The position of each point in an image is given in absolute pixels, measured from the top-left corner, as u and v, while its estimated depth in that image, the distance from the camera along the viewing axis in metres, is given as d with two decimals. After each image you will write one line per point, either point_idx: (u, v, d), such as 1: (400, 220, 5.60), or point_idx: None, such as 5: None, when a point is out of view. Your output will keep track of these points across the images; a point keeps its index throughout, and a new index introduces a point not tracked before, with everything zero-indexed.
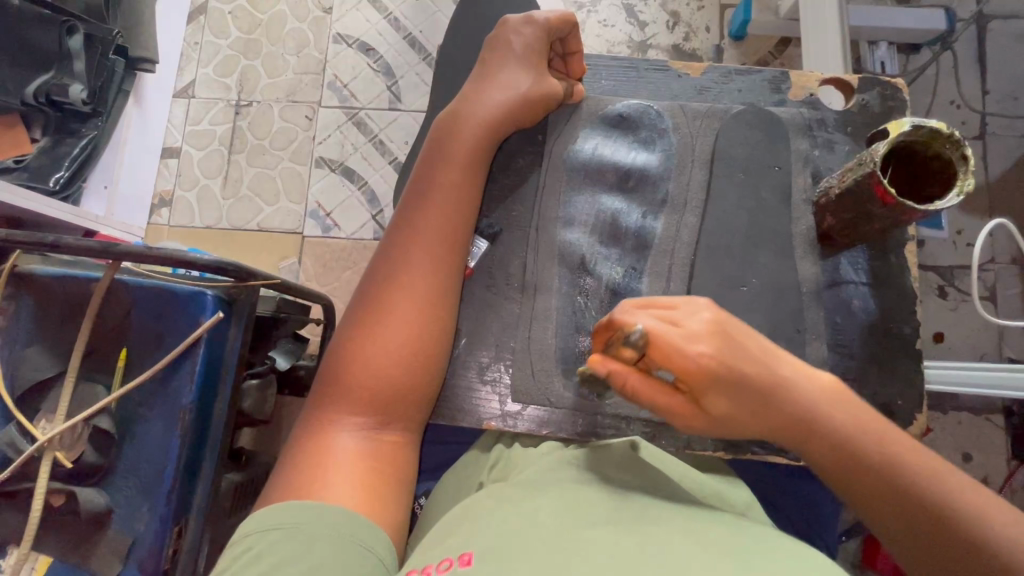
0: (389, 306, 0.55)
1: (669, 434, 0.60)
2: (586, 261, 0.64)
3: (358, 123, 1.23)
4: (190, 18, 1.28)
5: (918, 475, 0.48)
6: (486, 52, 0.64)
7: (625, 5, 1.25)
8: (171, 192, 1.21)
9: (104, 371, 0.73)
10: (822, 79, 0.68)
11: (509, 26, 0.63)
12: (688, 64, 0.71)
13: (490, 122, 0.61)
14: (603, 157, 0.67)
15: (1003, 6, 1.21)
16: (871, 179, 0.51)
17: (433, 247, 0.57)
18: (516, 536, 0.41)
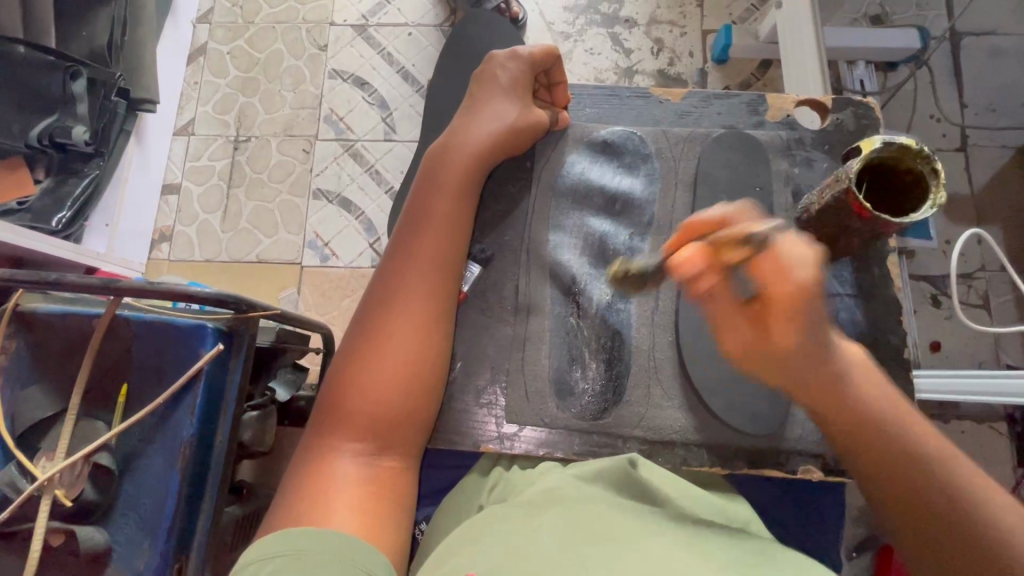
0: (387, 331, 0.56)
1: (666, 453, 0.61)
2: (578, 282, 0.66)
3: (354, 154, 1.26)
4: (190, 59, 1.33)
5: (936, 460, 0.46)
6: (474, 84, 0.66)
7: (610, 34, 1.30)
8: (171, 227, 1.25)
9: (104, 408, 0.73)
10: (797, 101, 0.71)
11: (497, 60, 0.66)
12: (669, 91, 0.73)
13: (480, 151, 0.63)
14: (590, 181, 0.69)
15: (974, 23, 1.26)
16: (848, 194, 0.53)
17: (429, 273, 0.58)
18: (519, 557, 0.41)
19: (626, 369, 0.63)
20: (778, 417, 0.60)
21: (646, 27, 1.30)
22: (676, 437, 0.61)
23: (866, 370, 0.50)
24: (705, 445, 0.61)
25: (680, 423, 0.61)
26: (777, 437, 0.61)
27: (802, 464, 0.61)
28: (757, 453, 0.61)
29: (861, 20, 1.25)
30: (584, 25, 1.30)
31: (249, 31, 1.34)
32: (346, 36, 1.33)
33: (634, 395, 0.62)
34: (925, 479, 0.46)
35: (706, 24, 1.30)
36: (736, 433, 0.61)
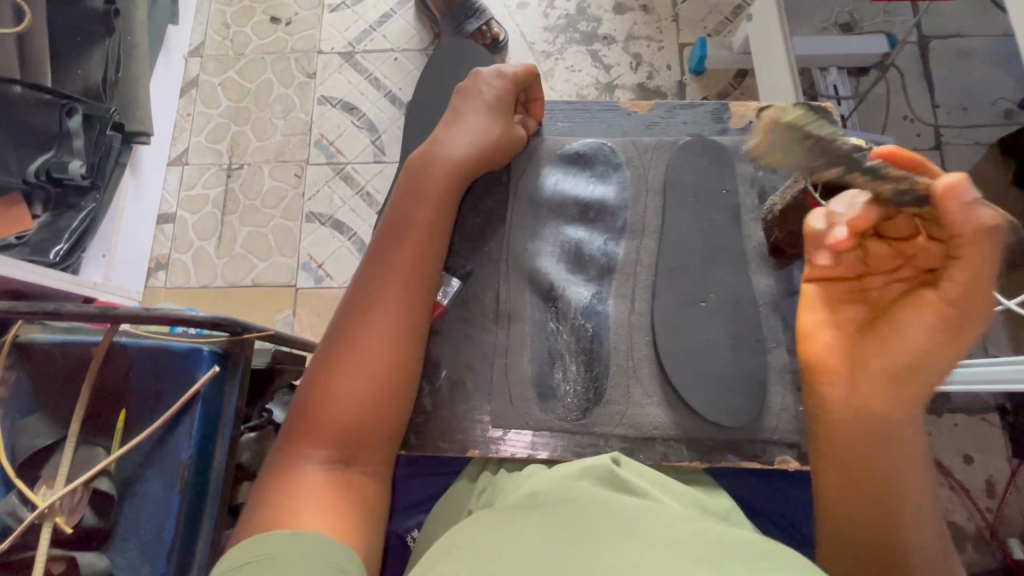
0: (363, 338, 0.58)
1: (647, 449, 0.62)
2: (555, 288, 0.68)
3: (345, 177, 1.29)
4: (183, 92, 1.37)
5: (904, 481, 0.47)
6: (458, 99, 0.69)
7: (590, 51, 1.34)
8: (168, 255, 1.27)
9: (103, 433, 0.74)
10: (759, 108, 0.74)
11: (479, 78, 0.69)
12: (636, 103, 0.77)
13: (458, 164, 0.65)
14: (564, 191, 0.72)
15: (941, 27, 1.30)
16: (807, 193, 0.57)
17: (403, 282, 0.60)
18: (502, 557, 0.42)
19: (605, 370, 0.65)
20: (751, 410, 0.62)
21: (624, 43, 1.34)
22: (656, 433, 0.62)
23: (909, 393, 0.46)
24: (686, 440, 0.62)
25: (660, 420, 0.63)
26: (753, 429, 0.62)
27: (779, 454, 0.62)
28: (735, 446, 0.62)
29: (831, 28, 1.30)
30: (564, 43, 1.34)
31: (239, 63, 1.38)
32: (334, 63, 1.37)
33: (614, 395, 0.64)
34: (894, 503, 0.47)
35: (683, 38, 1.34)
36: (712, 427, 0.62)
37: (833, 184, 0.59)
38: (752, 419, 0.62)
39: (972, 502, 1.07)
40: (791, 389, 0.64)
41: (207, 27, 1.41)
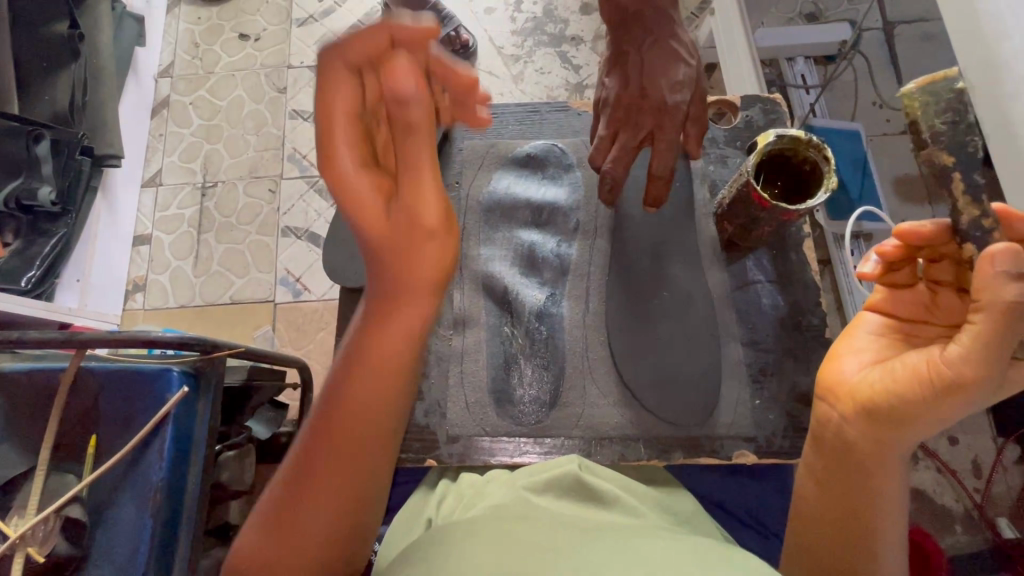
0: (336, 458, 0.47)
1: (603, 449, 0.62)
2: (509, 292, 0.68)
3: (319, 190, 1.29)
4: (154, 113, 1.37)
5: (874, 492, 0.49)
6: (321, 108, 0.46)
7: (558, 53, 1.34)
8: (145, 277, 1.27)
9: (73, 460, 0.73)
10: (707, 103, 0.74)
11: (336, 72, 0.45)
12: (586, 104, 0.77)
13: (404, 217, 0.46)
14: (516, 194, 0.72)
15: (906, 11, 1.30)
16: (748, 187, 0.56)
17: (380, 380, 0.47)
18: (459, 554, 0.44)
19: (560, 372, 0.65)
20: (708, 403, 0.62)
21: (593, 43, 1.34)
22: (613, 433, 0.63)
23: (905, 431, 0.45)
24: (642, 439, 0.62)
25: (616, 420, 0.63)
26: (708, 424, 0.63)
27: (736, 449, 0.62)
28: (691, 442, 0.62)
29: (796, 18, 1.30)
30: (533, 46, 1.35)
31: (210, 81, 1.38)
32: (304, 77, 1.37)
33: (570, 397, 0.64)
34: (860, 508, 0.50)
35: None
36: (670, 424, 0.63)
37: (776, 176, 0.60)
38: (706, 415, 0.63)
39: (959, 484, 1.07)
40: (747, 382, 0.64)
41: (176, 47, 1.41)
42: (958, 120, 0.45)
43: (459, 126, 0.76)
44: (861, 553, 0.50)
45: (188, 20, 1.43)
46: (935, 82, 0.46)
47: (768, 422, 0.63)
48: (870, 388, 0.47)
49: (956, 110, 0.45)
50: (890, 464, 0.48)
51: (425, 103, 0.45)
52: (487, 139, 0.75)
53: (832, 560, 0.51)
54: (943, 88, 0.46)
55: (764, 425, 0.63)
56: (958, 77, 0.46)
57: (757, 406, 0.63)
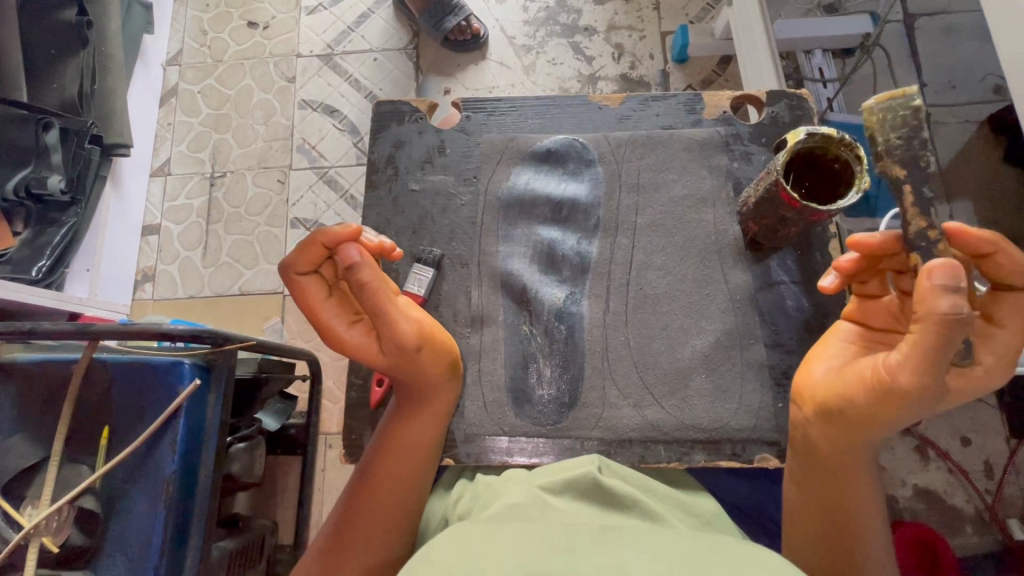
0: (377, 525, 0.57)
1: (623, 451, 0.62)
2: (528, 291, 0.67)
3: (328, 181, 1.28)
4: (162, 101, 1.36)
5: (848, 484, 0.54)
6: (300, 309, 0.55)
7: (571, 44, 1.32)
8: (154, 267, 1.26)
9: (86, 452, 0.73)
10: (733, 97, 0.72)
11: (292, 280, 0.55)
12: (607, 96, 0.75)
13: (397, 356, 0.56)
14: (536, 190, 0.71)
15: (927, 5, 1.27)
16: (778, 187, 0.55)
17: (410, 459, 0.59)
18: (480, 540, 0.44)
19: (580, 374, 0.64)
20: (724, 407, 0.63)
21: (605, 34, 1.32)
22: (633, 435, 0.62)
23: (859, 429, 0.50)
24: (661, 442, 0.62)
25: (635, 422, 0.63)
26: (729, 427, 0.62)
27: (758, 453, 0.62)
28: (710, 444, 0.62)
29: (815, 10, 1.27)
30: (545, 36, 1.33)
31: (219, 70, 1.37)
32: (313, 66, 1.35)
33: (589, 398, 0.64)
34: (838, 499, 0.54)
35: (664, 26, 1.32)
36: (691, 426, 0.62)
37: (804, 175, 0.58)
38: (725, 418, 0.62)
39: (970, 485, 1.06)
40: (768, 385, 0.63)
41: (184, 34, 1.40)
42: (912, 135, 0.47)
43: (477, 119, 0.74)
44: (847, 544, 0.54)
45: (196, 7, 1.41)
46: (893, 96, 0.47)
47: (789, 425, 0.62)
48: (828, 394, 0.52)
49: (912, 125, 0.47)
50: (857, 457, 0.53)
51: (374, 266, 0.53)
52: (505, 133, 0.73)
53: (818, 546, 0.55)
54: (900, 103, 0.47)
55: (786, 429, 0.62)
56: (916, 91, 0.46)
57: (779, 410, 0.62)
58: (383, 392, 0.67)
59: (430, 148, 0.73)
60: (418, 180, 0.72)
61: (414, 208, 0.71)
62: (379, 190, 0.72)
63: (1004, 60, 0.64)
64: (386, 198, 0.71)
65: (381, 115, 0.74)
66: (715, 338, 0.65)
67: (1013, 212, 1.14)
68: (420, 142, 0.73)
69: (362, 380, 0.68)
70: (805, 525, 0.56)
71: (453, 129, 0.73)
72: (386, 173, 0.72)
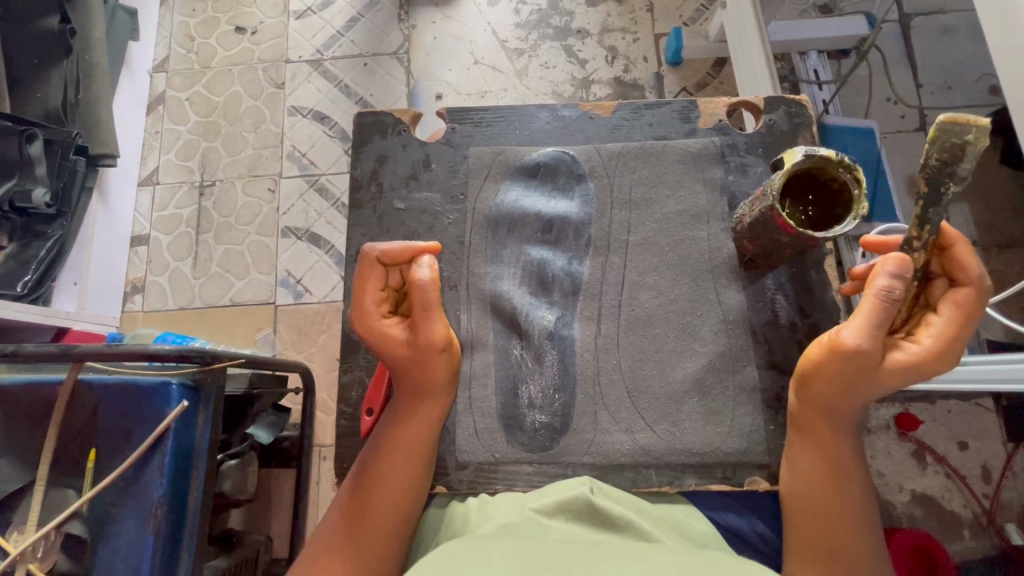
0: (374, 531, 0.57)
1: (615, 476, 0.61)
2: (518, 314, 0.66)
3: (319, 189, 1.27)
4: (149, 109, 1.34)
5: (833, 463, 0.57)
6: (355, 289, 0.58)
7: (564, 46, 1.30)
8: (144, 278, 1.25)
9: (73, 475, 0.72)
10: (728, 105, 0.71)
11: (370, 261, 0.57)
12: (599, 105, 0.73)
13: (420, 354, 0.57)
14: (526, 207, 0.70)
15: (922, 3, 1.26)
16: (774, 211, 0.55)
17: (406, 461, 0.59)
18: (472, 555, 0.43)
19: (571, 399, 0.63)
20: (718, 429, 0.62)
21: (599, 36, 1.30)
22: (625, 460, 0.62)
23: (832, 395, 0.56)
24: (653, 465, 0.62)
25: (627, 446, 0.62)
26: (723, 451, 0.62)
27: (750, 476, 0.62)
28: (704, 467, 0.62)
29: (810, 10, 1.26)
30: (537, 39, 1.31)
31: (206, 76, 1.35)
32: (303, 71, 1.33)
33: (581, 423, 0.63)
34: (828, 480, 0.56)
35: (658, 28, 1.31)
36: (683, 450, 0.62)
37: (803, 196, 0.57)
38: (718, 440, 0.62)
39: (968, 490, 1.05)
40: (760, 408, 0.63)
41: (170, 40, 1.38)
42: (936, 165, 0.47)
43: (466, 132, 0.73)
44: (838, 523, 0.56)
45: (183, 12, 1.39)
46: (958, 122, 0.44)
47: (781, 449, 0.62)
48: (801, 367, 0.59)
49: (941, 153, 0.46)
50: (838, 433, 0.57)
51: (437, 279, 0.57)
52: (494, 146, 0.72)
53: (817, 531, 0.56)
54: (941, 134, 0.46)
55: (778, 452, 0.62)
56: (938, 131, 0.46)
57: (771, 432, 0.62)
58: (373, 421, 0.64)
59: (415, 163, 0.71)
60: (404, 198, 0.70)
61: (402, 227, 0.70)
62: (364, 209, 0.70)
63: (999, 70, 0.63)
64: (372, 217, 0.70)
65: (365, 129, 0.73)
66: (707, 360, 0.64)
67: (1008, 215, 1.13)
68: (405, 156, 0.72)
69: (352, 409, 0.66)
70: (797, 510, 0.57)
71: (441, 142, 0.72)
72: (372, 190, 0.71)
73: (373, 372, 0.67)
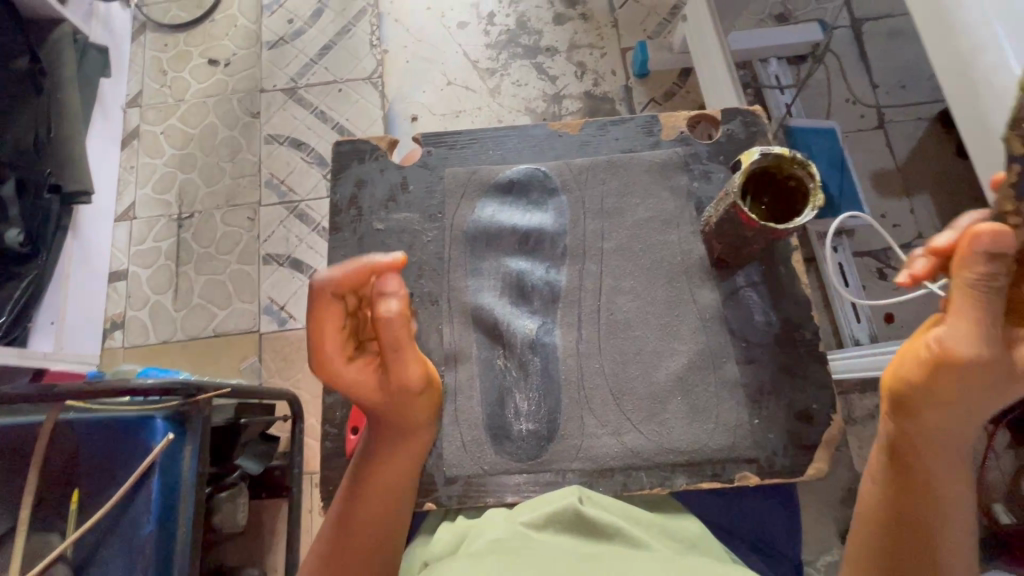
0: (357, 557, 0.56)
1: (605, 480, 0.62)
2: (500, 324, 0.67)
3: (300, 215, 1.27)
4: (124, 144, 1.34)
5: (939, 492, 0.51)
6: (313, 322, 0.51)
7: (534, 64, 1.34)
8: (123, 314, 1.23)
9: (57, 518, 0.70)
10: (688, 116, 0.74)
11: (324, 297, 0.50)
12: (566, 123, 0.76)
13: (395, 397, 0.55)
14: (501, 221, 0.71)
15: (872, 9, 1.32)
16: (736, 208, 0.57)
17: (387, 489, 0.58)
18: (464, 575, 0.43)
19: (557, 405, 0.64)
20: (703, 428, 0.63)
21: (567, 53, 1.34)
22: (613, 463, 0.62)
23: (941, 414, 0.49)
24: (642, 467, 0.62)
25: (615, 449, 0.63)
26: (709, 447, 0.63)
27: (738, 471, 0.62)
28: (692, 465, 0.62)
29: (767, 20, 1.31)
30: (508, 59, 1.34)
31: (180, 109, 1.35)
32: (278, 101, 1.35)
33: (568, 429, 0.63)
34: (924, 509, 0.52)
35: (624, 42, 1.35)
36: (671, 450, 0.63)
37: (762, 194, 0.59)
38: (704, 438, 0.63)
39: None
40: (742, 402, 0.64)
41: (143, 75, 1.38)
42: None
43: (440, 153, 0.74)
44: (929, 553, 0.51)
45: (155, 48, 1.40)
46: None
47: (765, 442, 0.63)
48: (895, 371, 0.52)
49: None
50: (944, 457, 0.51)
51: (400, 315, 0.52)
52: (468, 165, 0.73)
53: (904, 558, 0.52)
54: None
55: (762, 445, 0.63)
56: None
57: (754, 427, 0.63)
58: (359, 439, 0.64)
59: (391, 186, 0.72)
60: (383, 219, 0.71)
61: (380, 247, 0.70)
62: (343, 232, 0.71)
63: (938, 71, 0.66)
64: (351, 239, 0.71)
65: (341, 155, 0.74)
66: (688, 360, 0.65)
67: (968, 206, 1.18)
68: (382, 179, 0.73)
69: (338, 429, 0.66)
70: (894, 538, 0.53)
71: (416, 164, 0.73)
72: (350, 213, 0.72)
73: None
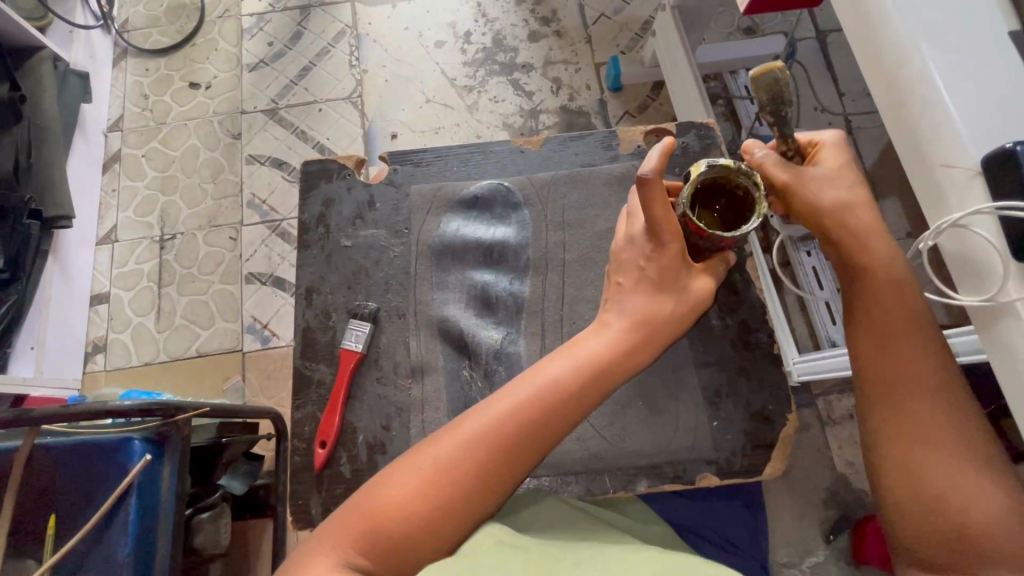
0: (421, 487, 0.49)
1: (570, 485, 0.63)
2: (466, 335, 0.68)
3: (281, 234, 1.28)
4: (105, 168, 1.35)
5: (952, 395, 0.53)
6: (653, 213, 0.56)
7: (511, 80, 1.37)
8: (105, 337, 1.23)
9: (32, 545, 0.70)
10: (644, 131, 0.76)
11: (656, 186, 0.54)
12: (528, 139, 0.78)
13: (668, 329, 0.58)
14: (466, 235, 0.73)
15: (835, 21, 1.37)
16: (685, 218, 0.58)
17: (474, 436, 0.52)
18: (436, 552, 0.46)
19: None
20: (665, 432, 0.64)
21: (543, 69, 1.37)
22: (578, 469, 0.64)
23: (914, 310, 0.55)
24: (607, 472, 0.63)
25: (580, 455, 0.64)
26: (671, 450, 0.64)
27: (700, 473, 0.64)
28: (655, 469, 0.64)
29: (735, 33, 1.35)
30: (485, 75, 1.37)
31: (161, 132, 1.37)
32: (258, 121, 1.36)
33: None
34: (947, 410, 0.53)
35: (598, 57, 1.39)
36: (634, 453, 0.64)
37: (712, 203, 0.61)
38: (666, 441, 0.64)
39: None
40: (704, 406, 0.65)
41: (124, 100, 1.40)
42: None
43: (407, 171, 0.76)
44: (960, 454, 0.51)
45: (136, 72, 1.41)
46: None
47: (726, 444, 0.64)
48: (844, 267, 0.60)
49: None
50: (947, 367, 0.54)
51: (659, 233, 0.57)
52: (433, 182, 0.75)
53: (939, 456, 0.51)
54: None
55: (723, 446, 0.64)
56: None
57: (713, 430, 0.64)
58: (326, 454, 0.65)
59: (360, 204, 0.74)
60: (351, 236, 0.73)
61: (349, 263, 0.72)
62: (313, 250, 0.72)
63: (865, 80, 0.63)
64: (321, 257, 0.72)
65: (311, 176, 0.75)
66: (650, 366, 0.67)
67: None
68: (351, 198, 0.74)
69: (306, 444, 0.66)
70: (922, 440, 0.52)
71: (384, 182, 0.75)
72: (319, 232, 0.73)
73: (325, 407, 0.67)
